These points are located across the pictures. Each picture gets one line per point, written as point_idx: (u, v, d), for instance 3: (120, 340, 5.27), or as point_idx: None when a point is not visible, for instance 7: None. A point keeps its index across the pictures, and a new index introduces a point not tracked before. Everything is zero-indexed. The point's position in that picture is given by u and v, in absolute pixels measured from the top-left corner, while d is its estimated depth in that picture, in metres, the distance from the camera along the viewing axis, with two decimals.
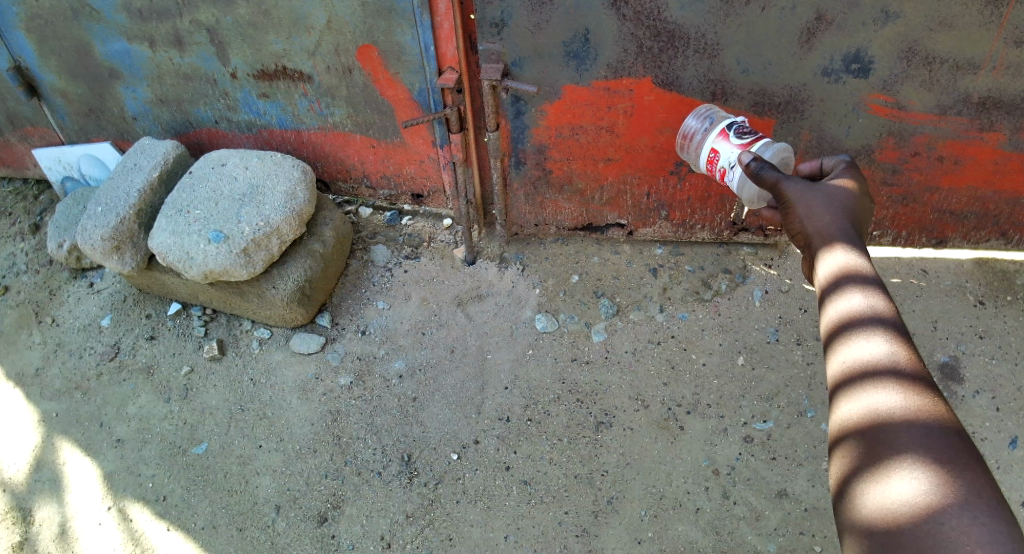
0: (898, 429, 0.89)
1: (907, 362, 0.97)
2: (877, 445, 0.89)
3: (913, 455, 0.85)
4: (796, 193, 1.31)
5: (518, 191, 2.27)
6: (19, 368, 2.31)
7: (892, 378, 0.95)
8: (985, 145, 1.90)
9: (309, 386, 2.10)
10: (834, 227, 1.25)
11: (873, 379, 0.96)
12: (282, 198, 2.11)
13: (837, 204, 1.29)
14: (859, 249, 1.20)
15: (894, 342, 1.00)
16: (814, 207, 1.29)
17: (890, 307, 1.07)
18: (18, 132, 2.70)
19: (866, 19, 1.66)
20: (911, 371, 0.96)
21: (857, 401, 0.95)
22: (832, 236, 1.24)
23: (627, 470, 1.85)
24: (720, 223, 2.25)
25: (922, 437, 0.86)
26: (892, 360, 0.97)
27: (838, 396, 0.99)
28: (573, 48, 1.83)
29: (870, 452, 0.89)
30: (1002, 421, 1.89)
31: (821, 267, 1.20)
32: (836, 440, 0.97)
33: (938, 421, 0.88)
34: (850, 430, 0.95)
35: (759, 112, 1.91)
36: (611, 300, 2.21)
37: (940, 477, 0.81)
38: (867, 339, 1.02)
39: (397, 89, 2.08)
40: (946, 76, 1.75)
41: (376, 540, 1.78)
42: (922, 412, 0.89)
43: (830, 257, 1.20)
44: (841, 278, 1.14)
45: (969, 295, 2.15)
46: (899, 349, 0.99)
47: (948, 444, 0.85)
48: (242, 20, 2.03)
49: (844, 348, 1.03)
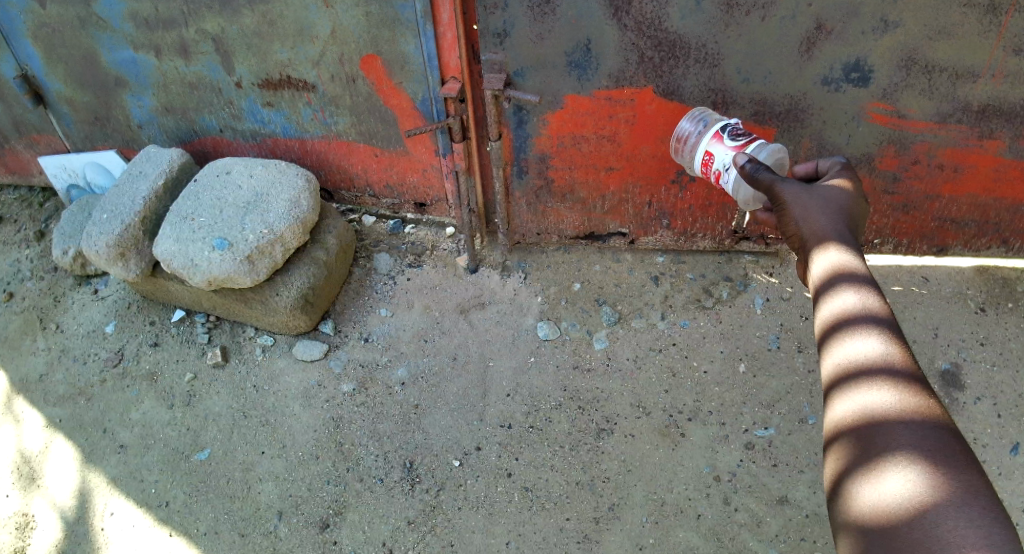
0: (892, 428, 0.90)
1: (901, 362, 0.98)
2: (871, 444, 0.90)
3: (907, 453, 0.86)
4: (792, 195, 1.33)
5: (521, 199, 2.28)
6: (24, 374, 2.32)
7: (886, 377, 0.96)
8: (985, 153, 1.91)
9: (312, 393, 2.11)
10: (830, 228, 1.27)
11: (867, 378, 0.98)
12: (286, 206, 2.12)
13: (832, 206, 1.31)
14: (854, 249, 1.22)
15: (888, 341, 1.02)
16: (810, 209, 1.30)
17: (883, 307, 1.08)
18: (24, 139, 2.72)
19: (866, 28, 1.67)
20: (905, 370, 0.97)
21: (851, 400, 0.96)
22: (828, 237, 1.25)
23: (628, 477, 1.86)
24: (722, 232, 2.25)
25: (916, 436, 0.87)
26: (886, 360, 0.98)
27: (833, 396, 1.01)
28: (575, 58, 1.85)
29: (865, 452, 0.90)
30: (1004, 427, 1.89)
31: (816, 267, 1.22)
32: (831, 439, 0.98)
33: (931, 420, 0.89)
34: (844, 430, 0.96)
35: (760, 121, 1.92)
36: (613, 308, 2.22)
37: (934, 475, 0.82)
38: (861, 338, 1.03)
39: (400, 99, 2.09)
40: (945, 84, 1.76)
41: (378, 546, 1.79)
42: (915, 411, 0.91)
43: (824, 257, 1.22)
44: (836, 278, 1.15)
45: (970, 302, 2.16)
46: (893, 349, 1.00)
47: (942, 442, 0.86)
48: (247, 29, 2.05)
49: (838, 348, 1.05)
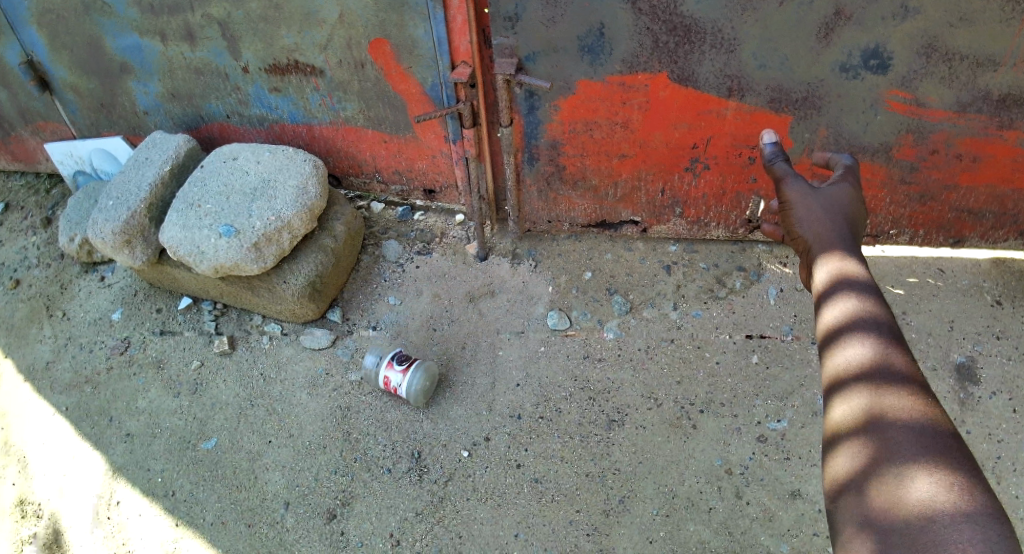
0: (890, 429, 0.88)
1: (900, 363, 0.97)
2: (870, 445, 0.89)
3: (907, 455, 0.84)
4: (798, 194, 1.33)
5: (531, 187, 2.26)
6: (30, 362, 2.31)
7: (884, 379, 0.95)
8: (1005, 143, 1.86)
9: (320, 381, 2.09)
10: (832, 232, 1.26)
11: (865, 380, 0.97)
12: (294, 192, 2.10)
13: (837, 207, 1.30)
14: (856, 254, 1.21)
15: (888, 344, 1.01)
16: (813, 210, 1.30)
17: (884, 311, 1.07)
18: (30, 126, 2.71)
19: (885, 14, 1.63)
20: (904, 372, 0.96)
21: (850, 401, 0.95)
22: (832, 241, 1.24)
23: (639, 468, 1.83)
24: (736, 220, 2.23)
25: (914, 437, 0.86)
26: (885, 362, 0.97)
27: (832, 398, 1.00)
28: (588, 43, 1.81)
29: (863, 453, 0.89)
30: (1020, 423, 1.85)
31: (819, 272, 1.21)
32: (830, 441, 0.96)
33: (931, 422, 0.88)
34: (843, 431, 0.95)
35: (776, 108, 1.88)
36: (624, 297, 2.20)
37: (933, 476, 0.80)
38: (861, 341, 1.03)
39: (409, 85, 2.07)
40: (966, 72, 1.72)
41: (386, 538, 1.77)
42: (914, 413, 0.90)
43: (828, 263, 1.20)
44: (838, 283, 1.14)
45: (986, 295, 2.12)
46: (893, 352, 0.99)
47: (939, 443, 0.85)
48: (253, 14, 2.02)
49: (837, 350, 1.04)
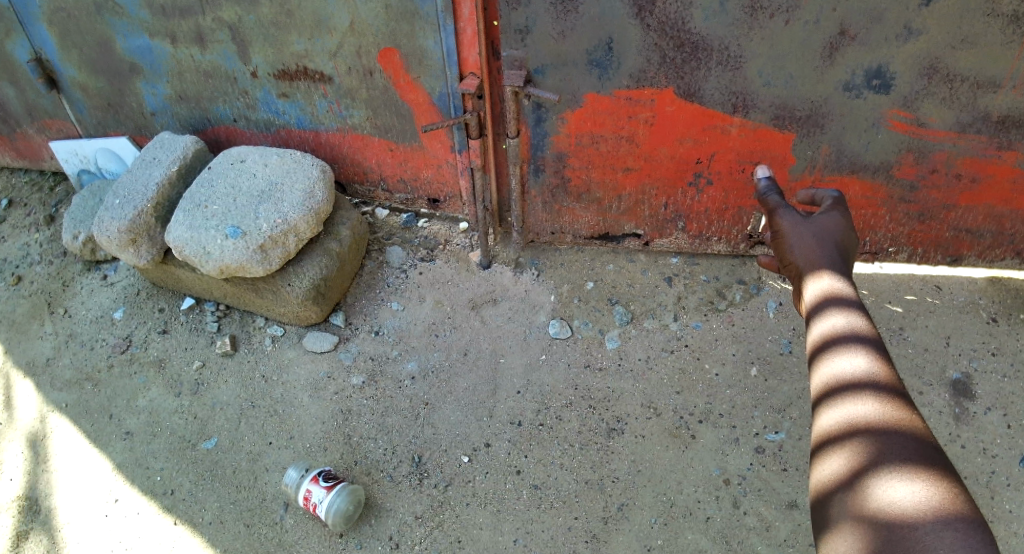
0: (875, 439, 0.91)
1: (884, 378, 1.01)
2: (857, 453, 0.91)
3: (892, 463, 0.86)
4: (790, 223, 1.36)
5: (536, 198, 2.28)
6: (30, 358, 2.32)
7: (870, 392, 0.98)
8: (1003, 163, 1.90)
9: (322, 384, 2.10)
10: (823, 256, 1.28)
11: (852, 393, 1.00)
12: (301, 196, 2.12)
13: (829, 236, 1.32)
14: (846, 278, 1.23)
15: (874, 360, 1.04)
16: (805, 237, 1.32)
17: (871, 329, 1.10)
18: (36, 124, 2.72)
19: (889, 35, 1.66)
20: (889, 387, 0.99)
21: (837, 412, 0.98)
22: (821, 264, 1.26)
23: (637, 477, 1.85)
24: (737, 236, 2.25)
25: (900, 448, 0.89)
26: (870, 376, 1.01)
27: (820, 409, 1.02)
28: (596, 57, 1.84)
29: (850, 460, 0.91)
30: (1015, 438, 1.88)
31: (808, 292, 1.23)
32: (818, 448, 0.98)
33: (915, 436, 0.91)
34: (831, 440, 0.97)
35: (780, 125, 1.91)
36: (625, 308, 2.22)
37: (918, 484, 0.82)
38: (848, 357, 1.06)
39: (417, 94, 2.09)
40: (967, 94, 1.75)
41: (385, 541, 1.78)
42: (899, 425, 0.92)
43: (815, 283, 1.23)
44: (825, 302, 1.17)
45: (982, 312, 2.15)
46: (878, 368, 1.02)
47: (924, 455, 0.87)
48: (265, 19, 2.04)
49: (824, 365, 1.07)
